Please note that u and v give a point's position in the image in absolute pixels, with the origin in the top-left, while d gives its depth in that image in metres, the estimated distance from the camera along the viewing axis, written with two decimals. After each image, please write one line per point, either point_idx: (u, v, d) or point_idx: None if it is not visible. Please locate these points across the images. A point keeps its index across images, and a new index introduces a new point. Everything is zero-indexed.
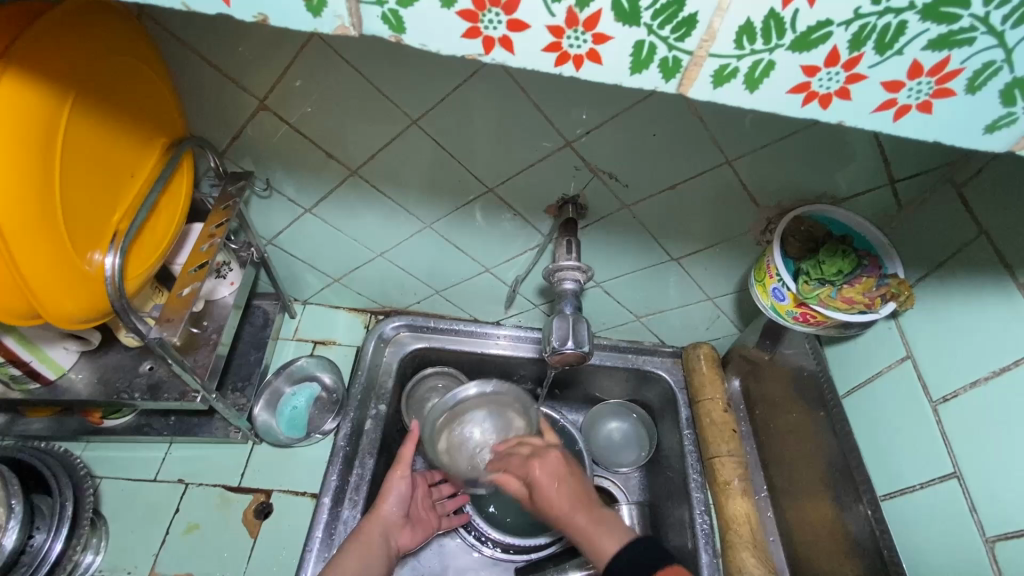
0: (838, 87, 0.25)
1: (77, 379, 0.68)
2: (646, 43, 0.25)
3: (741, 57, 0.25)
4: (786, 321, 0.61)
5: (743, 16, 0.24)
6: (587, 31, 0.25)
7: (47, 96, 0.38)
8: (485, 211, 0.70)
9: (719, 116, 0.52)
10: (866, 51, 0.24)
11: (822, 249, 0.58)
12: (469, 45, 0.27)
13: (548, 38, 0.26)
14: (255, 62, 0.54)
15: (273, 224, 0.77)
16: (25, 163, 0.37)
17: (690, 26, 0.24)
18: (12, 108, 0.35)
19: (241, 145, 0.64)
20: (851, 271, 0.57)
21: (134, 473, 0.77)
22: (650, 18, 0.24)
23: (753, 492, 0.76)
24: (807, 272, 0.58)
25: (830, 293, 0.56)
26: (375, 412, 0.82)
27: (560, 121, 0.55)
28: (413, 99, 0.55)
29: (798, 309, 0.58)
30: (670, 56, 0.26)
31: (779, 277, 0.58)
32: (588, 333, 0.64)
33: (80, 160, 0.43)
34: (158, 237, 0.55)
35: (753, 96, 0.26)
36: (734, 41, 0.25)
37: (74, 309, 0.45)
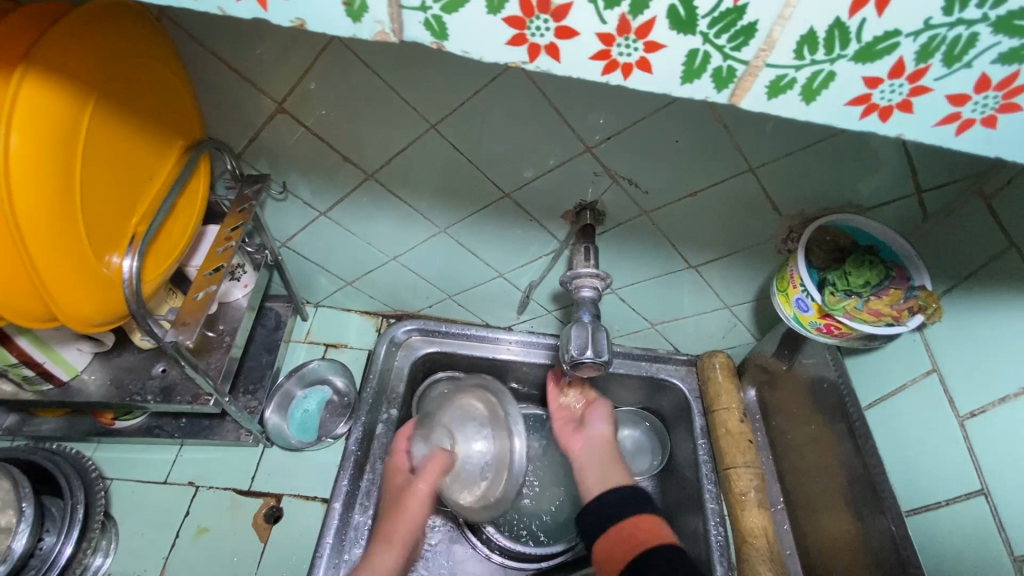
0: (901, 99, 0.25)
1: (90, 381, 0.68)
2: (701, 51, 0.24)
3: (800, 68, 0.24)
4: (808, 332, 0.60)
5: (806, 25, 0.23)
6: (639, 39, 0.24)
7: (68, 98, 0.38)
8: (501, 216, 0.69)
9: (743, 122, 0.51)
10: (934, 63, 0.23)
11: (848, 259, 0.57)
12: (512, 52, 0.26)
13: (597, 46, 0.25)
14: (275, 65, 0.53)
15: (288, 227, 0.77)
16: (48, 167, 0.36)
17: (749, 35, 0.24)
18: (34, 112, 0.35)
19: (258, 147, 0.64)
20: (879, 282, 0.55)
21: (145, 475, 0.77)
22: (707, 26, 0.23)
23: (769, 504, 0.74)
24: (833, 283, 0.56)
25: (857, 305, 0.55)
26: (386, 416, 0.82)
27: (581, 126, 0.54)
28: (433, 104, 0.55)
29: (822, 320, 0.57)
30: (725, 66, 0.25)
31: (804, 286, 0.57)
32: (608, 342, 0.63)
33: (99, 163, 0.43)
34: (174, 241, 0.55)
35: (810, 107, 0.26)
36: (794, 51, 0.24)
37: (92, 312, 0.45)
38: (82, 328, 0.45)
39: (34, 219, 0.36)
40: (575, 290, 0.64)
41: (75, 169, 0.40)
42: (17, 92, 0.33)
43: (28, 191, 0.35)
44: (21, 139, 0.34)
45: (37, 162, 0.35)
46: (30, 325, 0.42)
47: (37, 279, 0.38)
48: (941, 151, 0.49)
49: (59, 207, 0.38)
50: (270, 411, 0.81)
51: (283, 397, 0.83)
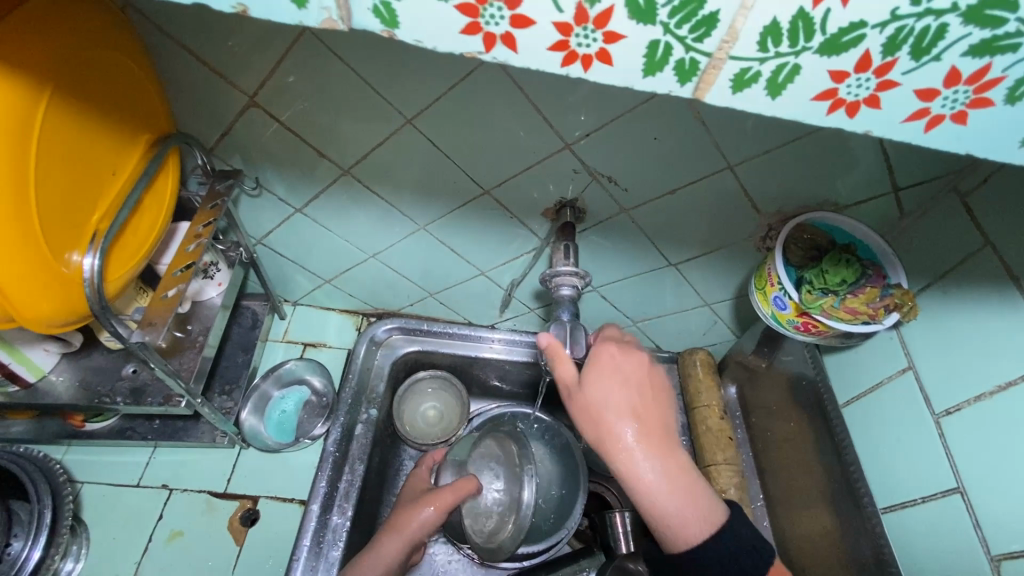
0: (867, 93, 0.24)
1: (56, 382, 0.66)
2: (662, 43, 0.24)
3: (764, 61, 0.24)
4: (787, 331, 0.60)
5: (768, 16, 0.22)
6: (598, 28, 0.24)
7: (21, 90, 0.36)
8: (481, 214, 0.68)
9: (722, 120, 0.50)
10: (901, 56, 0.23)
11: (825, 257, 0.57)
12: (470, 43, 0.25)
13: (555, 36, 0.24)
14: (244, 57, 0.51)
15: (263, 224, 0.75)
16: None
17: (710, 26, 0.23)
18: None
19: (229, 142, 0.62)
20: (855, 281, 0.56)
21: (116, 478, 0.75)
22: (667, 16, 0.23)
23: (749, 501, 0.74)
24: (810, 281, 0.56)
25: (833, 303, 0.55)
26: (366, 416, 0.81)
27: (559, 123, 0.53)
28: (408, 98, 0.54)
29: (800, 318, 0.57)
30: (687, 57, 0.24)
31: (781, 285, 0.57)
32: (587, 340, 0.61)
33: (56, 158, 0.41)
34: (140, 238, 0.53)
35: (775, 102, 0.25)
36: (758, 43, 0.23)
37: (50, 312, 0.43)
38: (42, 328, 0.43)
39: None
40: (555, 288, 0.63)
41: (29, 164, 0.38)
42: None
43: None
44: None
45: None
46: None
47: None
48: (917, 149, 0.50)
49: (13, 203, 0.37)
50: (246, 412, 0.80)
51: (259, 397, 0.82)
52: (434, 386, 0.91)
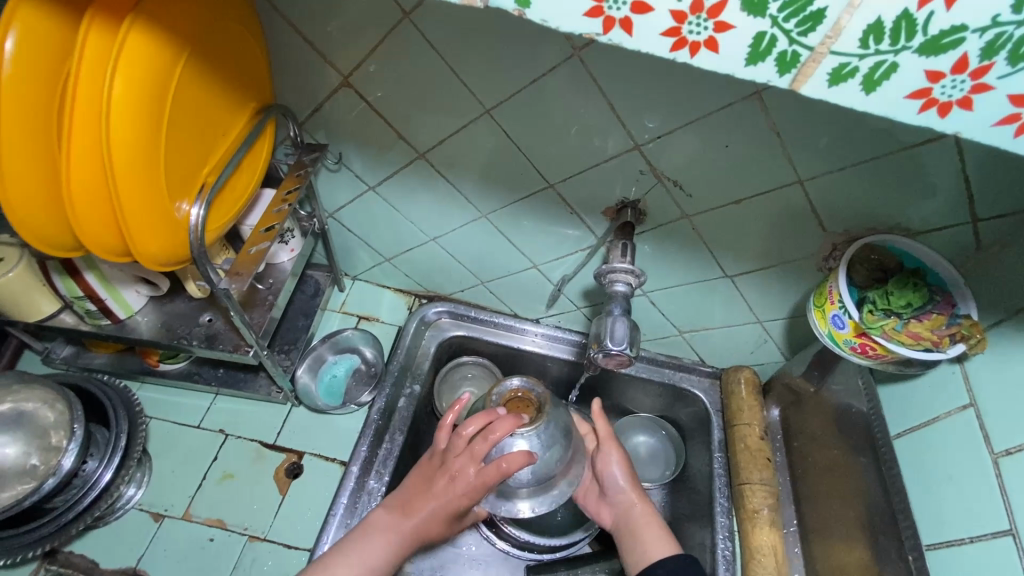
0: (961, 95, 0.25)
1: (142, 321, 0.73)
2: (768, 35, 0.25)
3: (863, 57, 0.25)
4: (842, 351, 0.60)
5: (874, 14, 0.23)
6: (711, 18, 0.25)
7: (166, 54, 0.41)
8: (543, 207, 0.70)
9: (797, 132, 0.51)
10: (997, 61, 0.24)
11: (891, 279, 0.56)
12: (588, 25, 0.27)
13: (670, 23, 0.26)
14: (344, 39, 0.56)
15: (337, 198, 0.80)
16: (141, 113, 0.40)
17: (817, 21, 0.24)
18: (135, 61, 0.38)
19: (320, 118, 0.67)
20: (921, 306, 0.54)
21: (181, 418, 0.81)
22: (777, 10, 0.24)
23: (781, 524, 0.73)
24: (873, 302, 0.55)
25: (896, 325, 0.54)
26: (409, 391, 0.84)
27: (631, 123, 0.55)
28: (490, 89, 0.57)
29: (858, 339, 0.57)
30: (789, 50, 0.25)
31: (842, 303, 0.57)
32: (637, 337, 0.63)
33: (182, 116, 0.46)
34: (237, 195, 0.58)
35: (868, 98, 0.26)
36: (859, 40, 0.24)
37: (158, 252, 0.48)
38: (151, 265, 0.49)
39: (123, 159, 0.40)
40: (608, 284, 0.64)
41: (162, 119, 0.43)
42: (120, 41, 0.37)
43: (120, 132, 0.39)
44: (120, 83, 0.37)
45: (131, 107, 0.39)
46: (106, 257, 0.46)
47: (120, 214, 0.42)
48: (1003, 179, 0.48)
49: (147, 151, 0.42)
50: (301, 371, 0.85)
51: (315, 359, 0.87)
52: (476, 370, 0.94)
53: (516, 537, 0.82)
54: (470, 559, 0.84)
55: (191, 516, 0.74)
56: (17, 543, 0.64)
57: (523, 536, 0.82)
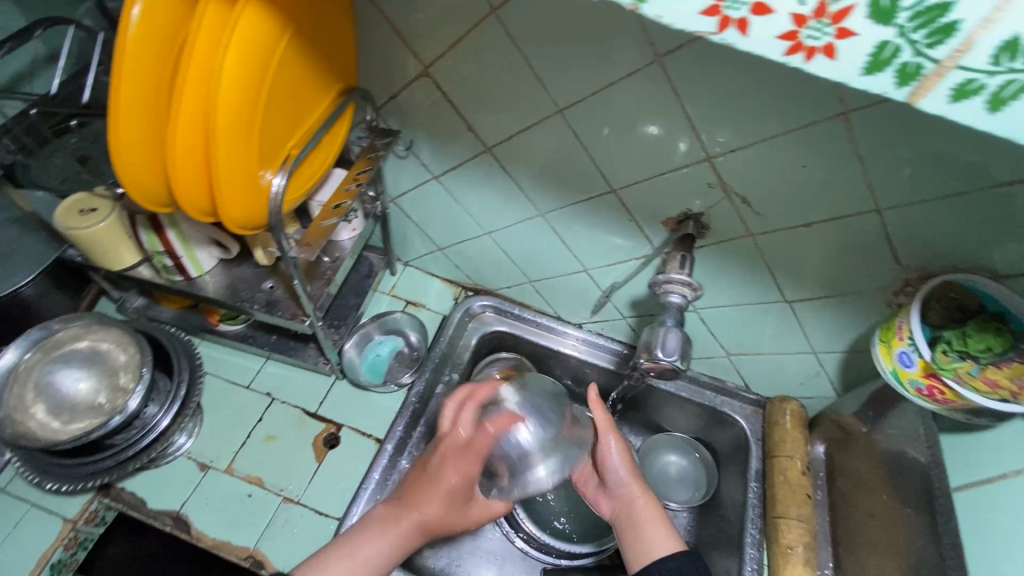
0: None
1: (209, 281, 0.77)
2: (892, 44, 0.24)
3: (994, 75, 0.23)
4: (906, 393, 0.57)
5: (1016, 30, 0.21)
6: (833, 24, 0.24)
7: (276, 32, 0.44)
8: (602, 212, 0.70)
9: (882, 158, 0.49)
10: None
11: (970, 320, 0.54)
12: (702, 23, 0.26)
13: (787, 26, 0.25)
14: (430, 28, 0.58)
15: (401, 184, 0.83)
16: (247, 83, 0.43)
17: (949, 33, 0.22)
18: (251, 35, 0.41)
19: (395, 105, 0.69)
20: (1002, 352, 0.51)
21: (234, 377, 0.86)
22: (907, 19, 0.23)
23: (816, 565, 0.71)
24: (948, 342, 0.53)
25: (970, 369, 0.52)
26: (447, 379, 0.86)
27: (705, 134, 0.55)
28: (566, 88, 0.57)
29: (925, 380, 0.54)
30: (913, 61, 0.24)
31: (912, 340, 0.54)
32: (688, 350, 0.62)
33: (278, 90, 0.49)
34: (313, 170, 0.61)
35: (993, 117, 0.25)
36: (993, 56, 0.23)
37: (240, 216, 0.51)
38: (232, 228, 0.52)
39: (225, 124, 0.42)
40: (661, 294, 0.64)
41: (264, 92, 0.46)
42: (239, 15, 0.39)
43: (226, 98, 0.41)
44: (235, 55, 0.40)
45: (239, 77, 0.42)
46: (195, 215, 0.50)
47: (214, 174, 0.45)
48: None
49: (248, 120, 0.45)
50: (347, 346, 0.88)
51: (361, 337, 0.90)
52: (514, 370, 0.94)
53: (537, 538, 0.83)
54: (488, 552, 0.85)
55: (234, 471, 0.78)
56: (81, 471, 0.69)
57: (542, 538, 0.83)
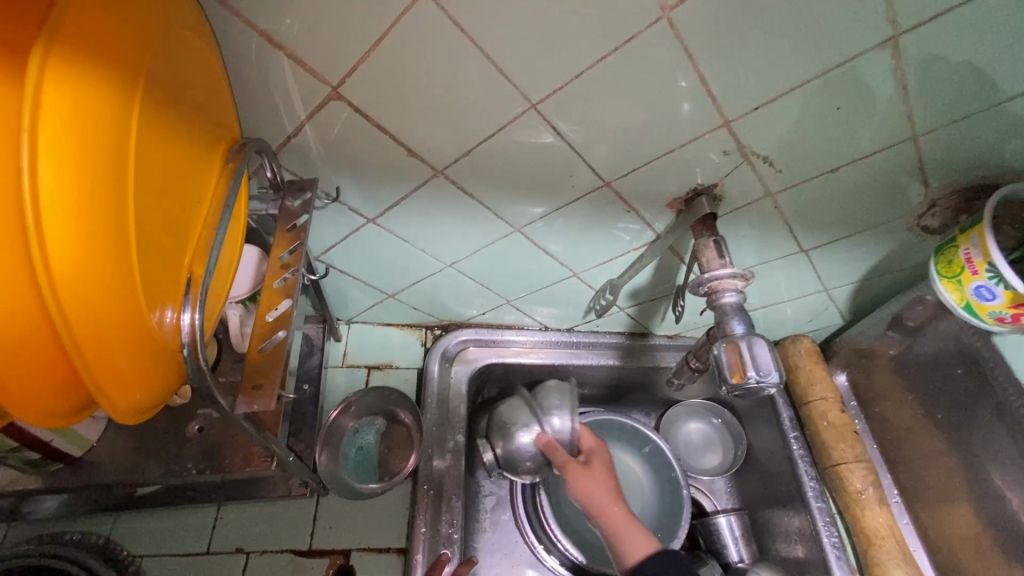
0: None
1: (109, 453, 0.54)
2: None
3: None
4: (985, 322, 0.50)
5: None
6: None
7: (118, 93, 0.26)
8: (592, 208, 0.59)
9: (927, 80, 0.43)
10: None
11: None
12: None
13: None
14: (321, 32, 0.40)
15: (325, 239, 0.65)
16: (90, 185, 0.24)
17: None
18: (69, 120, 0.23)
19: (299, 145, 0.51)
20: None
21: (182, 548, 0.64)
22: None
23: (885, 497, 0.72)
24: None
25: None
26: (454, 444, 0.74)
27: (725, 96, 0.45)
28: (538, 78, 0.44)
29: (1011, 309, 0.47)
30: None
31: (991, 272, 0.46)
32: (774, 354, 0.45)
33: (154, 185, 0.31)
34: (223, 277, 0.42)
35: None
36: None
37: (133, 395, 0.31)
38: (123, 419, 0.31)
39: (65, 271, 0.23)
40: (711, 298, 0.49)
41: (132, 195, 0.28)
42: (38, 72, 0.22)
43: (50, 224, 0.22)
44: (49, 141, 0.22)
45: (80, 189, 0.24)
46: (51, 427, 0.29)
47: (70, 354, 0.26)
48: None
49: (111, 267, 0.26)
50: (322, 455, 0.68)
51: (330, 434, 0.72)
52: (563, 406, 0.65)
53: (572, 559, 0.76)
54: None
55: None
56: None
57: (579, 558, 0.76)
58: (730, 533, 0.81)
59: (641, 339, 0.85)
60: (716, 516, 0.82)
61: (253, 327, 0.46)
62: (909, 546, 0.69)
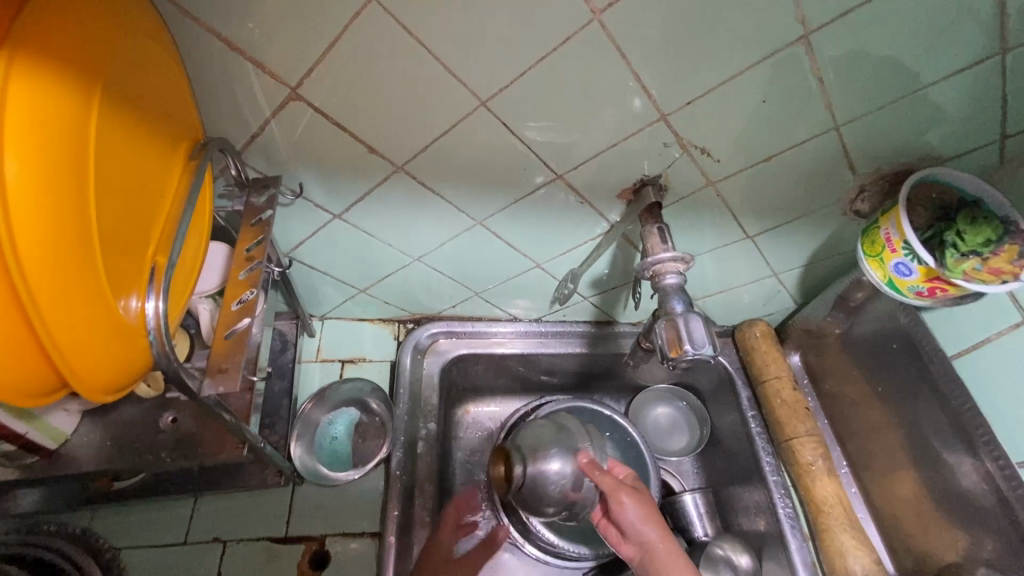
0: None
1: (84, 446, 0.56)
2: None
3: None
4: (907, 297, 0.56)
5: None
6: None
7: (79, 93, 0.29)
8: (548, 200, 0.62)
9: (842, 74, 0.47)
10: None
11: (957, 216, 0.52)
12: None
13: None
14: (279, 37, 0.43)
15: (294, 236, 0.67)
16: (54, 176, 0.27)
17: None
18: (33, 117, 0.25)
19: (262, 144, 0.53)
20: (998, 239, 0.51)
21: (160, 540, 0.66)
22: None
23: (835, 469, 0.76)
24: (955, 244, 0.51)
25: (976, 265, 0.50)
26: (426, 432, 0.76)
27: (660, 92, 0.49)
28: (486, 77, 0.47)
29: (925, 284, 0.53)
30: None
31: (907, 251, 0.51)
32: (710, 330, 0.48)
33: (117, 179, 0.33)
34: (188, 268, 0.45)
35: None
36: None
37: (102, 375, 0.33)
38: (93, 398, 0.34)
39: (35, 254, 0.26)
40: (655, 281, 0.52)
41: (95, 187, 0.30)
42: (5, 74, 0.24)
43: (20, 211, 0.25)
44: (15, 137, 0.24)
45: (45, 180, 0.26)
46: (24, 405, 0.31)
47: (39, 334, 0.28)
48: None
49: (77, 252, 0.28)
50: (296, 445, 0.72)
51: (305, 424, 0.74)
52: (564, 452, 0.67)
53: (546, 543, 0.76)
54: None
55: None
56: None
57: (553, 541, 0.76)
58: (695, 510, 0.84)
59: (606, 327, 0.88)
60: (682, 494, 0.86)
61: (218, 316, 0.48)
62: (857, 513, 0.74)
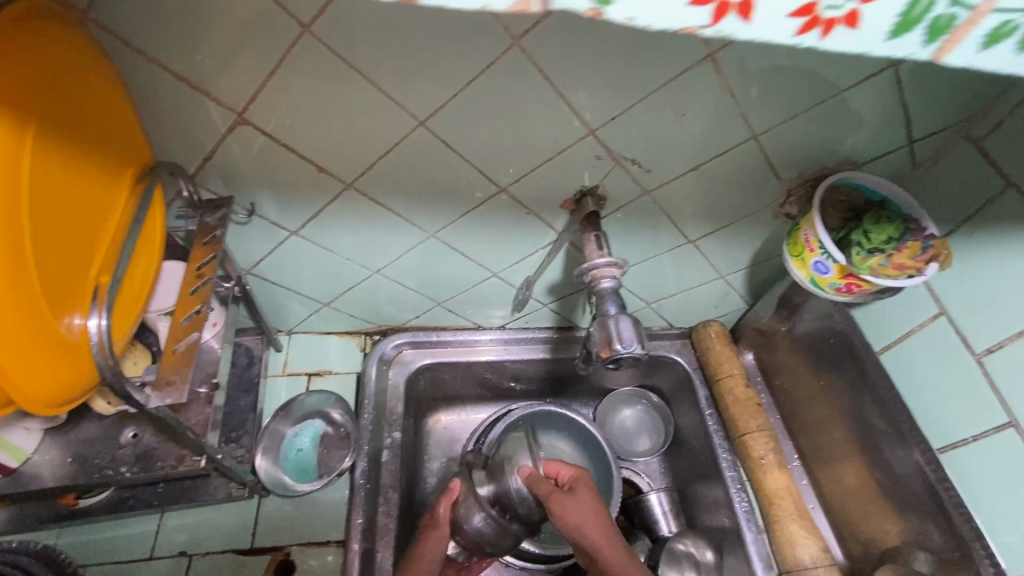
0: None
1: (44, 464, 0.57)
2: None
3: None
4: (827, 293, 0.60)
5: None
6: None
7: (16, 128, 0.31)
8: (495, 212, 0.65)
9: (753, 89, 0.51)
10: None
11: (865, 217, 0.55)
12: None
13: None
14: (223, 68, 0.46)
15: (253, 253, 0.69)
16: None
17: None
18: None
19: (215, 167, 0.55)
20: (900, 236, 0.54)
21: (125, 556, 0.67)
22: None
23: (786, 462, 0.79)
24: (858, 243, 0.54)
25: (881, 262, 0.54)
26: (391, 440, 0.78)
27: (586, 109, 0.52)
28: (422, 99, 0.50)
29: (843, 280, 0.56)
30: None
31: (824, 249, 0.55)
32: (640, 330, 0.51)
33: (58, 205, 0.36)
34: (138, 287, 0.47)
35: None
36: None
37: (45, 390, 0.35)
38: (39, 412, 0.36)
39: None
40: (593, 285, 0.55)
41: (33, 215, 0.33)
42: None
43: None
44: None
45: None
46: None
47: None
48: (923, 102, 0.53)
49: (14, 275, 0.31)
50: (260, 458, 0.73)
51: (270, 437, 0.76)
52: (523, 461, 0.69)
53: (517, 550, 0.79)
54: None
55: None
56: None
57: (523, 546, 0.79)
58: (660, 509, 0.86)
59: (568, 332, 0.91)
60: (647, 494, 0.88)
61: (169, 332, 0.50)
62: (807, 504, 0.76)
